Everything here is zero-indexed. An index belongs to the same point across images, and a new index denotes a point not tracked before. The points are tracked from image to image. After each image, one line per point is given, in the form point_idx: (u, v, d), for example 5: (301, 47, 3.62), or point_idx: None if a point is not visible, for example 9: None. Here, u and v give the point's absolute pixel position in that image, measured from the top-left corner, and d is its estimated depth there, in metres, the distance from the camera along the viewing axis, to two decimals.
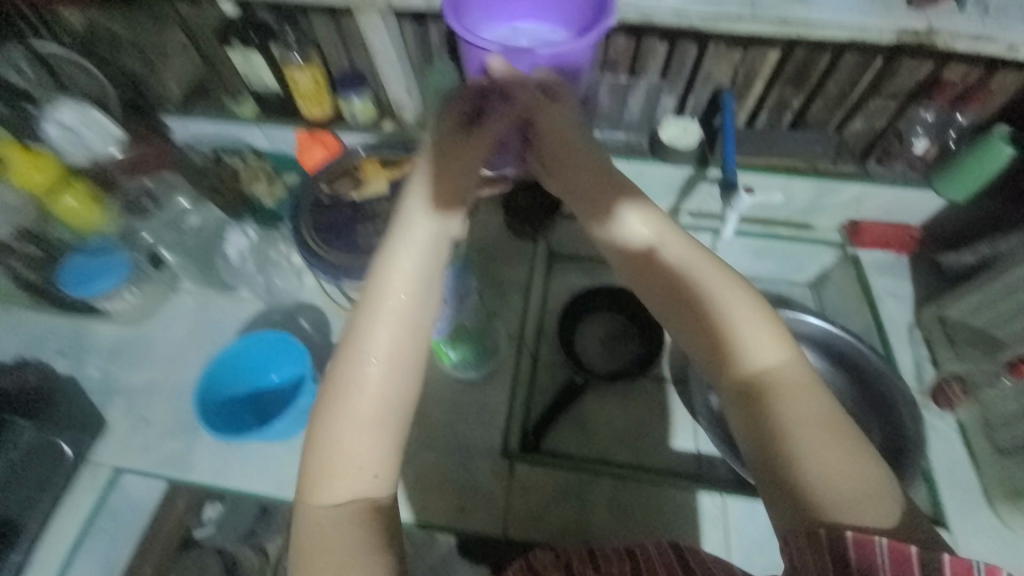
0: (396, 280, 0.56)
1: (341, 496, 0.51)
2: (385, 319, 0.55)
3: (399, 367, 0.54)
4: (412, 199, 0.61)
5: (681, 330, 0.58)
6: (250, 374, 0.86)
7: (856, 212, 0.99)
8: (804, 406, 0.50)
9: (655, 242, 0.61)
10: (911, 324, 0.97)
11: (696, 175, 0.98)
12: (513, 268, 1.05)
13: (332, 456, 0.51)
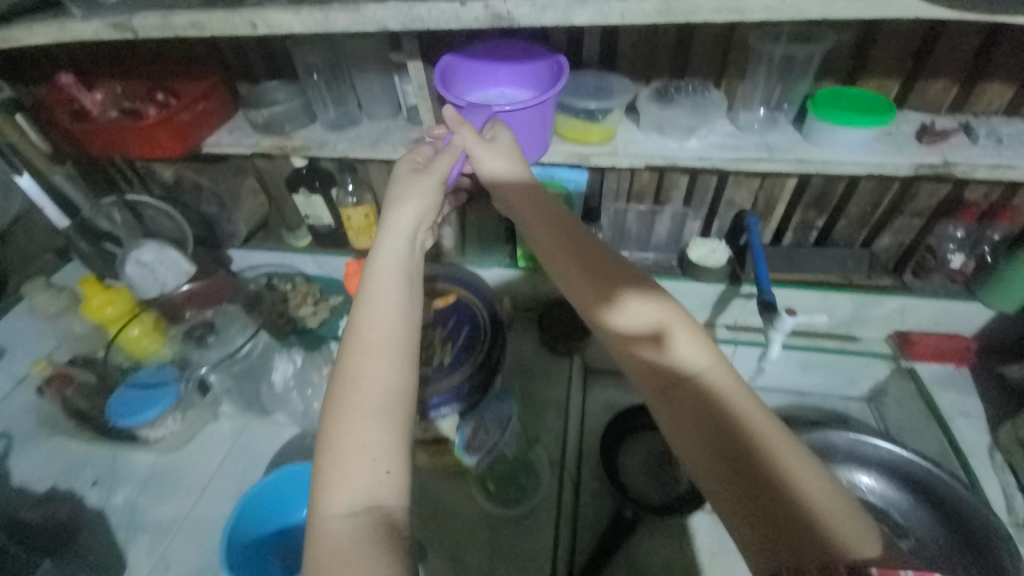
0: (384, 271, 0.56)
1: (355, 499, 0.45)
2: (378, 308, 0.54)
3: (395, 356, 0.52)
4: (398, 197, 0.62)
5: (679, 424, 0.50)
6: (277, 510, 0.83)
7: (901, 323, 0.96)
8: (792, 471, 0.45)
9: (630, 315, 0.55)
10: (991, 447, 0.88)
11: (730, 291, 0.99)
12: (550, 386, 1.02)
13: (343, 451, 0.47)
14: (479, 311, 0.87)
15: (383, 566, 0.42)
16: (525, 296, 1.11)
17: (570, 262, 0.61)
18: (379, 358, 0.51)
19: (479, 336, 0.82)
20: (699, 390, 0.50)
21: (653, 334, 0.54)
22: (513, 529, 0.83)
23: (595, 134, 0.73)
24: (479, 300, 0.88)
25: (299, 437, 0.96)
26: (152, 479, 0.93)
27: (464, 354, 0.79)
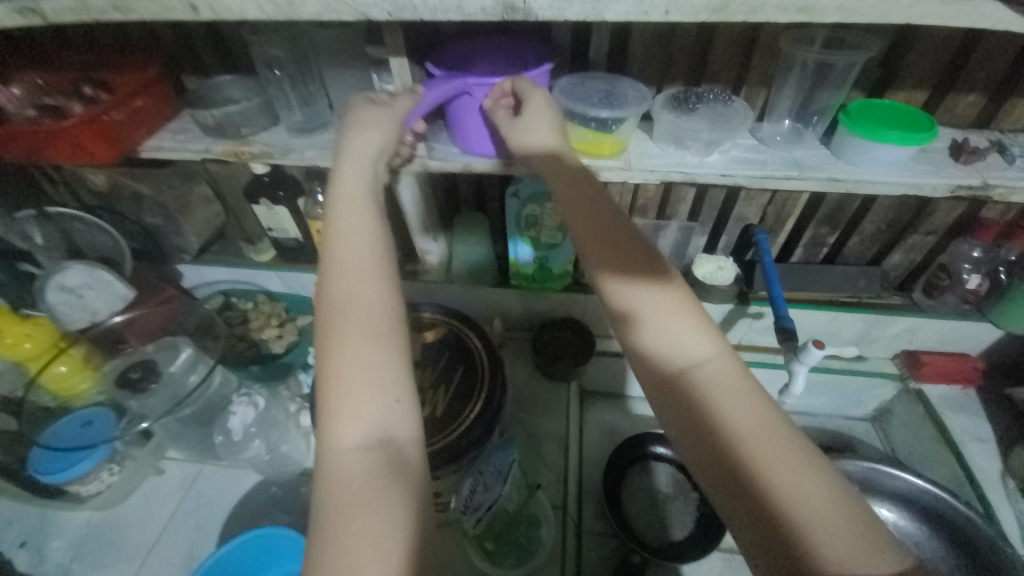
0: (352, 210, 0.51)
1: (363, 433, 0.41)
2: (352, 246, 0.49)
3: (383, 283, 0.48)
4: (368, 117, 0.57)
5: (658, 386, 0.45)
6: None
7: (910, 342, 0.92)
8: (773, 447, 0.38)
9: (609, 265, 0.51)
10: (1005, 473, 0.84)
11: (736, 311, 0.94)
12: (546, 414, 0.94)
13: (342, 384, 0.43)
14: (476, 347, 0.80)
15: (399, 500, 0.39)
16: (518, 316, 1.03)
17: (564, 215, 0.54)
18: (369, 292, 0.47)
19: (476, 380, 0.76)
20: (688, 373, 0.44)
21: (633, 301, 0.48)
22: None
23: (608, 146, 0.65)
24: (477, 337, 0.81)
25: (265, 484, 0.85)
26: (91, 541, 0.80)
27: (463, 404, 0.73)
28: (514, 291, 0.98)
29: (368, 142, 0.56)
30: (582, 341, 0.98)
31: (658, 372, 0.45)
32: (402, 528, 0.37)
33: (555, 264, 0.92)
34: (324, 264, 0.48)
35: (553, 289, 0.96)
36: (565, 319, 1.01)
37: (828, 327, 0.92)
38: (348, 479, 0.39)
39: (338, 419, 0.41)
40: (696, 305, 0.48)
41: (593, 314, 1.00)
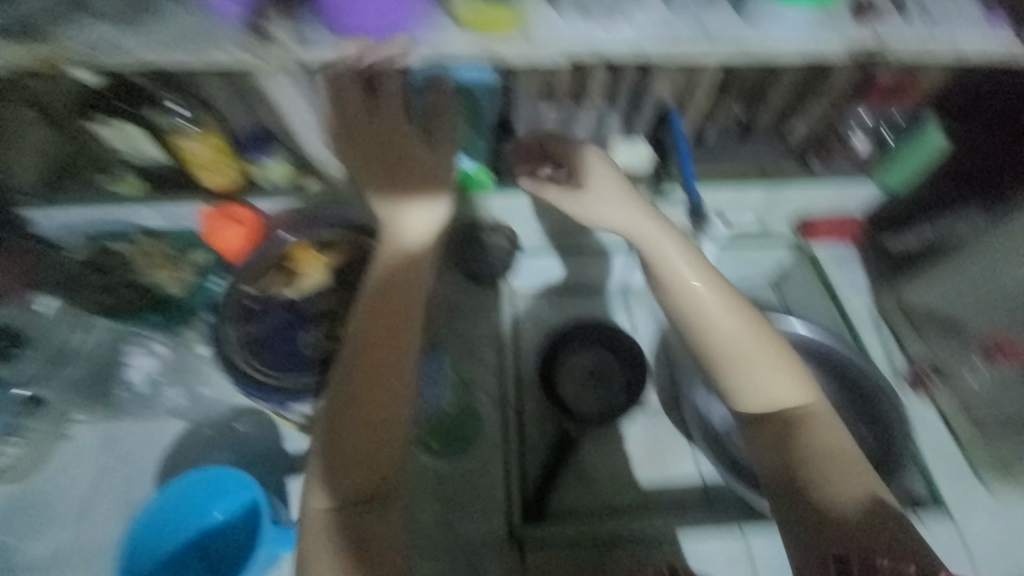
0: (373, 287, 0.65)
1: (339, 491, 0.58)
2: (365, 323, 0.63)
3: (375, 395, 0.60)
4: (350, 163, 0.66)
5: (749, 388, 0.64)
6: (188, 519, 0.71)
7: (805, 208, 0.98)
8: (820, 437, 0.61)
9: (689, 286, 0.67)
10: (875, 313, 0.96)
11: (653, 196, 0.94)
12: (480, 318, 0.96)
13: (339, 445, 0.59)
14: None
15: (347, 531, 0.57)
16: None
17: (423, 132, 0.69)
18: (372, 286, 0.65)
19: None
20: (783, 370, 0.64)
21: (698, 313, 0.66)
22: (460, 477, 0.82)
23: (508, 22, 0.56)
24: None
25: (194, 430, 0.82)
26: (15, 512, 0.76)
27: None
28: None
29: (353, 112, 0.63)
30: (501, 242, 0.95)
31: (763, 355, 0.64)
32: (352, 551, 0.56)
33: (465, 166, 0.88)
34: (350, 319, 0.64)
35: (468, 195, 0.91)
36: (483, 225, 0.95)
37: (735, 203, 0.95)
38: (372, 425, 0.59)
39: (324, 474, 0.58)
40: (777, 339, 0.66)
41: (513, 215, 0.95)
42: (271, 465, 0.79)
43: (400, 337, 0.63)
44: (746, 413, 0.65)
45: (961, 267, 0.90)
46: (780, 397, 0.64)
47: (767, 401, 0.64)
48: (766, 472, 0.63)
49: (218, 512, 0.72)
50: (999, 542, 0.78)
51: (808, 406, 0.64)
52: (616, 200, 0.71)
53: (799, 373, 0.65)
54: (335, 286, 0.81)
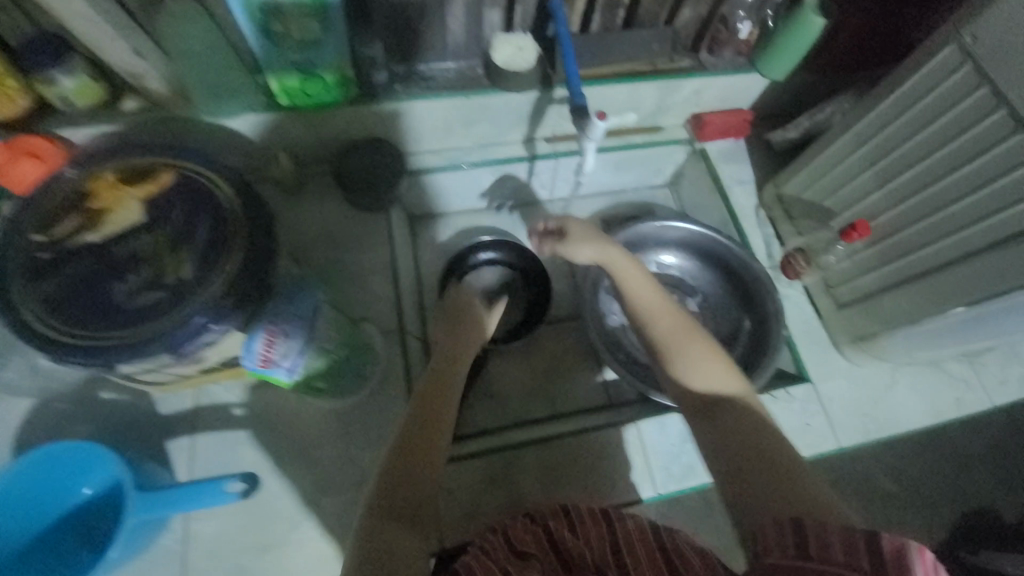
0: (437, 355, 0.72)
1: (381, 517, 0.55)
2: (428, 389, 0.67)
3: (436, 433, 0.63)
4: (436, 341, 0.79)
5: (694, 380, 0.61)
6: (55, 497, 0.64)
7: (697, 105, 0.97)
8: (754, 420, 0.58)
9: (632, 284, 0.72)
10: (756, 206, 0.99)
11: (543, 99, 0.87)
12: (368, 247, 0.89)
13: (394, 476, 0.58)
14: (219, 187, 0.55)
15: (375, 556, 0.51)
16: (308, 147, 0.87)
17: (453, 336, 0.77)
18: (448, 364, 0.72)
19: (226, 225, 0.53)
20: (718, 362, 0.62)
21: (647, 314, 0.68)
22: (354, 416, 0.75)
23: None
24: (217, 173, 0.55)
25: (43, 406, 0.72)
26: None
27: (216, 257, 0.52)
28: (286, 116, 0.79)
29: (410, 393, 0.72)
30: (388, 161, 0.87)
31: (698, 351, 0.63)
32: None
33: (322, 70, 0.75)
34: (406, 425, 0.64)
35: (331, 104, 0.80)
36: (364, 141, 0.87)
37: (629, 102, 0.91)
38: (422, 464, 0.60)
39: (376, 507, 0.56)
40: (713, 340, 0.65)
41: (390, 125, 0.87)
42: (142, 432, 0.72)
43: (446, 390, 0.68)
44: (689, 401, 0.61)
45: (838, 156, 0.82)
46: (711, 381, 0.61)
47: (698, 384, 0.61)
48: (716, 468, 0.56)
49: (89, 489, 0.64)
50: (858, 401, 0.85)
51: (740, 393, 0.60)
52: (598, 251, 0.77)
53: (731, 365, 0.63)
54: (151, 225, 0.53)
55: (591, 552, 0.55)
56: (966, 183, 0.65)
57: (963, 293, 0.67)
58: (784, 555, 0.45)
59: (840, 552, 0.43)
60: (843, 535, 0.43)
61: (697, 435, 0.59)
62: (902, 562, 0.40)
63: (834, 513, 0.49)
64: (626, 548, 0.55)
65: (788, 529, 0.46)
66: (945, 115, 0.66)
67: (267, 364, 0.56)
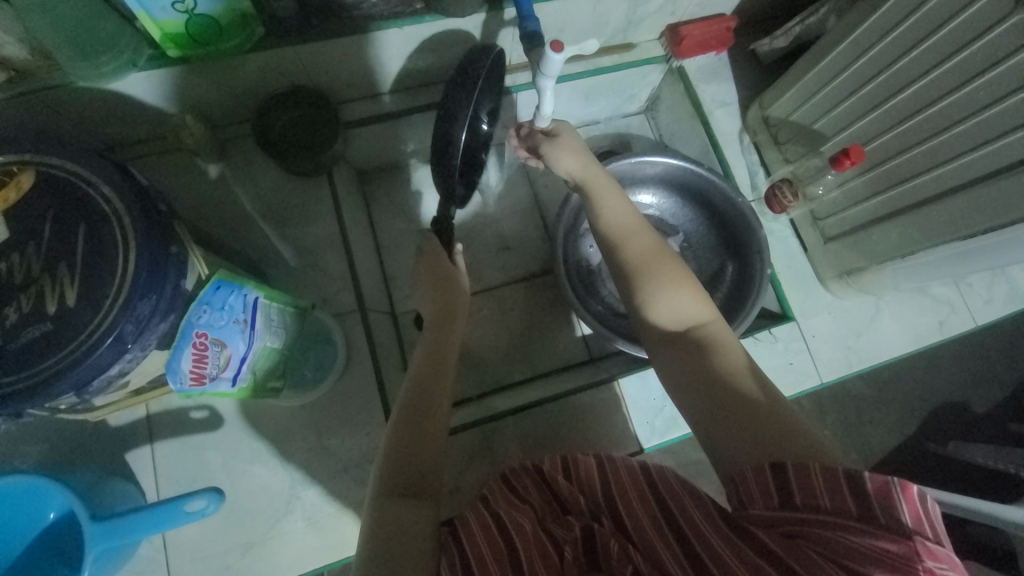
0: (436, 335, 0.69)
1: (394, 472, 0.52)
2: (428, 358, 0.65)
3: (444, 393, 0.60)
4: (439, 316, 0.71)
5: (662, 308, 0.55)
6: (14, 521, 0.57)
7: (672, 14, 0.82)
8: (725, 354, 0.51)
9: (599, 200, 0.62)
10: (741, 131, 0.90)
11: (490, 22, 0.73)
12: (315, 220, 0.80)
13: (419, 431, 0.55)
14: (89, 185, 0.44)
15: (405, 511, 0.48)
16: (222, 107, 0.75)
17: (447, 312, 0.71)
18: (443, 335, 0.68)
19: (105, 234, 0.43)
20: (690, 289, 0.55)
21: (618, 235, 0.59)
22: (323, 407, 0.71)
23: None
24: (85, 167, 0.45)
25: None
26: None
27: (98, 274, 0.42)
28: (179, 70, 0.65)
29: (421, 354, 0.66)
30: (323, 120, 0.77)
31: (669, 275, 0.56)
32: (405, 528, 0.47)
33: (210, 11, 0.59)
34: (419, 385, 0.60)
35: (232, 50, 0.65)
36: (290, 92, 0.75)
37: (593, 17, 0.78)
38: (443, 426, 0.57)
39: (394, 462, 0.52)
40: (687, 269, 0.57)
41: (313, 69, 0.73)
42: (97, 449, 0.67)
43: (442, 361, 0.64)
44: (658, 332, 0.55)
45: (834, 71, 0.72)
46: (679, 311, 0.54)
47: (665, 317, 0.54)
48: (687, 408, 0.50)
49: (52, 513, 0.58)
50: (841, 334, 0.83)
51: (711, 325, 0.53)
52: (585, 167, 0.64)
53: (701, 293, 0.55)
54: (26, 245, 0.44)
55: (586, 501, 0.52)
56: (969, 104, 0.57)
57: (950, 231, 0.63)
58: (767, 505, 0.42)
59: (826, 496, 0.40)
60: (827, 476, 0.40)
61: (663, 373, 0.53)
62: (888, 501, 0.38)
63: (817, 445, 0.44)
64: (614, 493, 0.51)
65: (769, 474, 0.42)
66: (959, 19, 0.56)
67: (202, 382, 0.50)
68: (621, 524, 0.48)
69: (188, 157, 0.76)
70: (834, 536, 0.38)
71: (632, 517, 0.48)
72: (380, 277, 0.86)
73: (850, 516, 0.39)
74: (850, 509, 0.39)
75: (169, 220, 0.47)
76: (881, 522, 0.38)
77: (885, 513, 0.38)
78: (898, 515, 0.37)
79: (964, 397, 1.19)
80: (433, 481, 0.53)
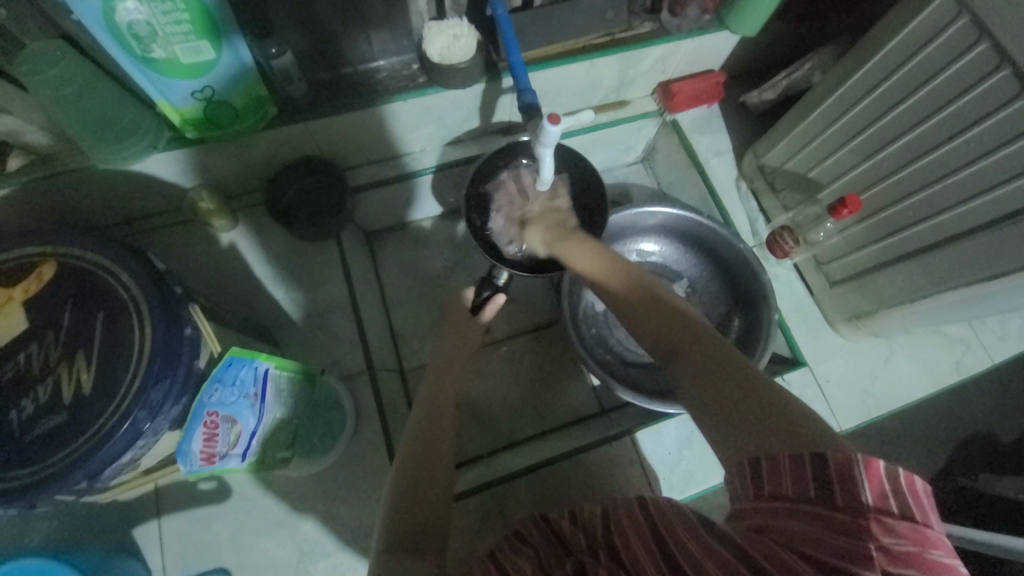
0: (438, 371, 0.69)
1: (397, 519, 0.51)
2: (429, 390, 0.66)
3: (446, 428, 0.61)
4: (446, 351, 0.72)
5: (653, 318, 0.51)
6: None
7: (663, 73, 0.86)
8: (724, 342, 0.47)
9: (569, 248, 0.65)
10: (738, 179, 0.92)
11: (490, 91, 0.76)
12: (325, 282, 0.82)
13: (425, 476, 0.55)
14: (109, 274, 0.46)
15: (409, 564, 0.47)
16: (236, 179, 0.78)
17: (450, 351, 0.72)
18: (444, 369, 0.69)
19: (123, 321, 0.44)
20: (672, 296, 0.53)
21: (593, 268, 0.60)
22: (333, 473, 0.71)
23: None
24: (106, 257, 0.46)
25: None
26: None
27: (115, 361, 0.43)
28: (196, 148, 0.68)
29: (426, 388, 0.66)
30: (332, 188, 0.80)
31: (645, 286, 0.55)
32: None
33: (227, 97, 0.63)
34: (421, 421, 0.61)
35: (247, 129, 0.68)
36: (300, 161, 0.79)
37: (588, 80, 0.81)
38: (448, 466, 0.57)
39: (405, 511, 0.52)
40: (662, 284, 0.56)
41: (323, 142, 0.76)
42: (104, 527, 0.66)
43: (439, 404, 0.63)
44: (655, 339, 0.50)
45: (825, 123, 0.74)
46: (670, 311, 0.51)
47: (659, 320, 0.51)
48: (701, 413, 0.44)
49: None
50: (853, 377, 0.82)
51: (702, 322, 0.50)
52: (546, 231, 0.68)
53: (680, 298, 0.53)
54: (47, 334, 0.45)
55: (585, 535, 0.50)
56: (962, 155, 0.59)
57: (959, 275, 0.63)
58: (746, 496, 0.40)
59: (789, 482, 0.38)
60: (794, 459, 0.38)
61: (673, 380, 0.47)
62: (847, 478, 0.36)
63: (799, 421, 0.40)
64: (613, 523, 0.48)
65: (749, 463, 0.40)
66: (944, 75, 0.58)
67: (212, 461, 0.50)
68: (615, 554, 0.45)
69: (200, 227, 0.79)
70: (796, 525, 0.37)
71: (626, 546, 0.45)
72: (388, 335, 0.87)
73: (811, 501, 0.37)
74: (811, 493, 0.37)
75: (185, 302, 0.48)
76: (838, 505, 0.36)
77: (845, 494, 0.36)
78: (859, 495, 0.36)
79: (989, 430, 1.15)
80: (434, 531, 0.51)
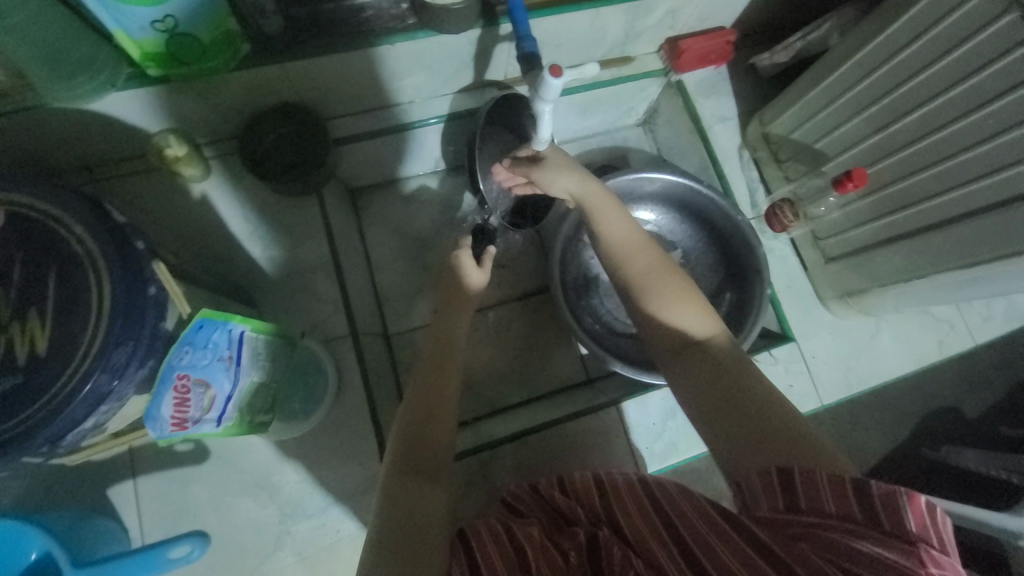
0: (444, 327, 0.65)
1: (405, 475, 0.50)
2: (436, 343, 0.63)
3: (453, 387, 0.59)
4: (444, 303, 0.68)
5: (672, 325, 0.53)
6: None
7: (671, 28, 0.80)
8: (736, 366, 0.49)
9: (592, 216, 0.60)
10: (741, 148, 0.89)
11: (486, 38, 0.70)
12: (306, 240, 0.78)
13: (424, 429, 0.54)
14: (59, 225, 0.42)
15: (426, 518, 0.47)
16: (207, 126, 0.72)
17: (454, 302, 0.68)
18: (451, 323, 0.66)
19: (78, 278, 0.41)
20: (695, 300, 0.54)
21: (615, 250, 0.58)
22: (315, 437, 0.69)
23: None
24: (55, 205, 0.42)
25: None
26: None
27: (71, 321, 0.40)
28: (160, 88, 0.62)
29: (428, 344, 0.64)
30: (313, 140, 0.75)
31: (670, 284, 0.55)
32: (418, 534, 0.45)
33: (192, 30, 0.56)
34: (427, 377, 0.59)
35: (215, 69, 0.62)
36: (278, 108, 0.73)
37: (591, 31, 0.75)
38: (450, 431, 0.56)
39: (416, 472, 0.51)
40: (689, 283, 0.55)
41: (304, 87, 0.70)
42: (78, 485, 0.64)
43: (440, 362, 0.61)
44: (666, 345, 0.53)
45: (836, 92, 0.71)
46: (687, 323, 0.53)
47: (675, 328, 0.53)
48: (704, 427, 0.48)
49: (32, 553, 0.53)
50: (840, 355, 0.82)
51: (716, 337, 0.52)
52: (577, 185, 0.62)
53: (697, 300, 0.54)
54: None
55: (586, 510, 0.51)
56: (977, 132, 0.56)
57: (957, 257, 0.62)
58: (772, 507, 0.41)
59: (830, 501, 0.39)
60: (831, 480, 0.39)
61: (673, 384, 0.52)
62: (892, 505, 0.37)
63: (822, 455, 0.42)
64: (609, 502, 0.49)
65: (776, 477, 0.41)
66: (970, 44, 0.54)
67: (184, 427, 0.47)
68: (621, 532, 0.46)
69: (169, 177, 0.73)
70: (840, 539, 0.37)
71: (631, 525, 0.46)
72: (372, 297, 0.84)
73: (855, 521, 0.38)
74: (854, 513, 0.38)
75: (148, 258, 0.44)
76: (884, 528, 0.37)
77: (890, 519, 0.37)
78: (903, 520, 0.37)
79: (959, 405, 1.19)
80: (438, 486, 0.51)
